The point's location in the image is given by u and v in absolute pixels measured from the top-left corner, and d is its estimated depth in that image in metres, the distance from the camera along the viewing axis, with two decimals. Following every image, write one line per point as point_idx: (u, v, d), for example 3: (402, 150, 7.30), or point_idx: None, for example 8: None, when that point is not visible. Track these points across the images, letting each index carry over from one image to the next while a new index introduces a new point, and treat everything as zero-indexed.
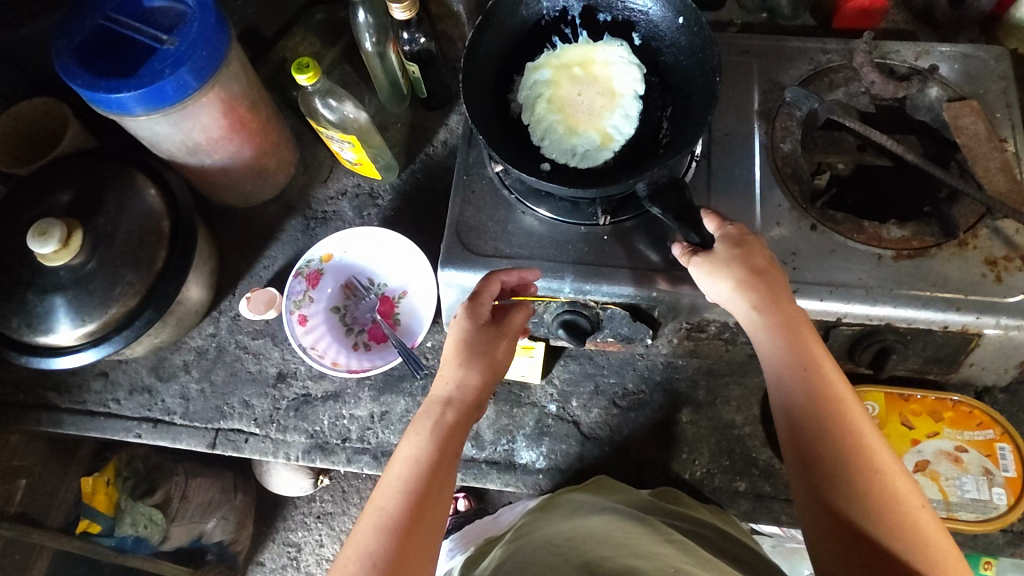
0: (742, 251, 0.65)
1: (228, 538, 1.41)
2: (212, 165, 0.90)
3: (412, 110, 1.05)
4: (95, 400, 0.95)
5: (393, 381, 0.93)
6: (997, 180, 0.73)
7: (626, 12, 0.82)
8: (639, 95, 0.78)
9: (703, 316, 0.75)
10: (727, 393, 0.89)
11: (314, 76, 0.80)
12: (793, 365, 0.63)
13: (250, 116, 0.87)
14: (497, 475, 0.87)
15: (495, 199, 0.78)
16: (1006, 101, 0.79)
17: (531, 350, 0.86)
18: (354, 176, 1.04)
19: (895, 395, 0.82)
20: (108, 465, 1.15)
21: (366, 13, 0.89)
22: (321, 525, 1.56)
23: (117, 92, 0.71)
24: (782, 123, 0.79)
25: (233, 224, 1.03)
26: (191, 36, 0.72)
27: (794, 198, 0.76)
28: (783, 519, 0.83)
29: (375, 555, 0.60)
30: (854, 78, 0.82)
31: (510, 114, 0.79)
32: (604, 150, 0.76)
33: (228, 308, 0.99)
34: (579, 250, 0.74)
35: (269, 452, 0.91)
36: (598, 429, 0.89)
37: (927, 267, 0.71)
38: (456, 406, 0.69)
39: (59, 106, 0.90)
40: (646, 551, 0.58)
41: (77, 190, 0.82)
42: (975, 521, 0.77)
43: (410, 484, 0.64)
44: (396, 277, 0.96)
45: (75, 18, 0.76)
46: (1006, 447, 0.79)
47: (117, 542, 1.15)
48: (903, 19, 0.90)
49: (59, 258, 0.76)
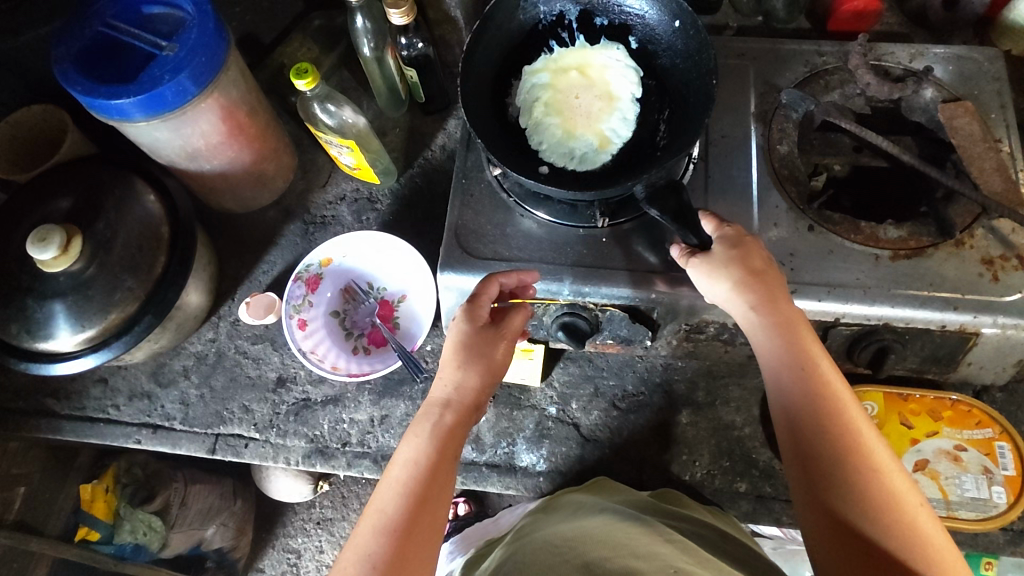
0: (740, 252, 0.65)
1: (228, 545, 1.40)
2: (211, 170, 0.90)
3: (410, 114, 1.05)
4: (95, 407, 0.95)
5: (393, 386, 0.93)
6: (993, 180, 0.74)
7: (622, 16, 0.82)
8: (635, 99, 0.79)
9: (702, 316, 0.75)
10: (727, 394, 0.89)
11: (312, 82, 0.81)
12: (791, 365, 0.63)
13: (250, 122, 0.88)
14: (497, 478, 0.87)
15: (493, 202, 0.79)
16: (1000, 101, 0.80)
17: (530, 353, 0.86)
18: (353, 181, 1.04)
19: (894, 395, 0.82)
20: (108, 472, 1.15)
21: (365, 20, 0.89)
22: (321, 531, 1.55)
23: (117, 98, 0.71)
24: (779, 125, 0.80)
25: (232, 229, 1.03)
26: (190, 42, 0.73)
27: (792, 199, 0.76)
28: (783, 520, 0.83)
29: (375, 556, 0.60)
30: (849, 80, 0.83)
31: (509, 117, 0.79)
32: (602, 153, 0.76)
33: (228, 314, 0.99)
34: (579, 252, 0.75)
35: (269, 456, 0.91)
36: (599, 431, 0.89)
37: (924, 267, 0.71)
38: (455, 408, 0.70)
39: (59, 112, 0.90)
40: (646, 551, 0.58)
41: (77, 196, 0.82)
42: (975, 519, 0.77)
43: (410, 486, 0.64)
44: (395, 281, 0.96)
45: (74, 25, 0.76)
46: (1006, 445, 0.79)
47: (117, 550, 1.15)
48: (897, 22, 0.91)
49: (59, 264, 0.77)
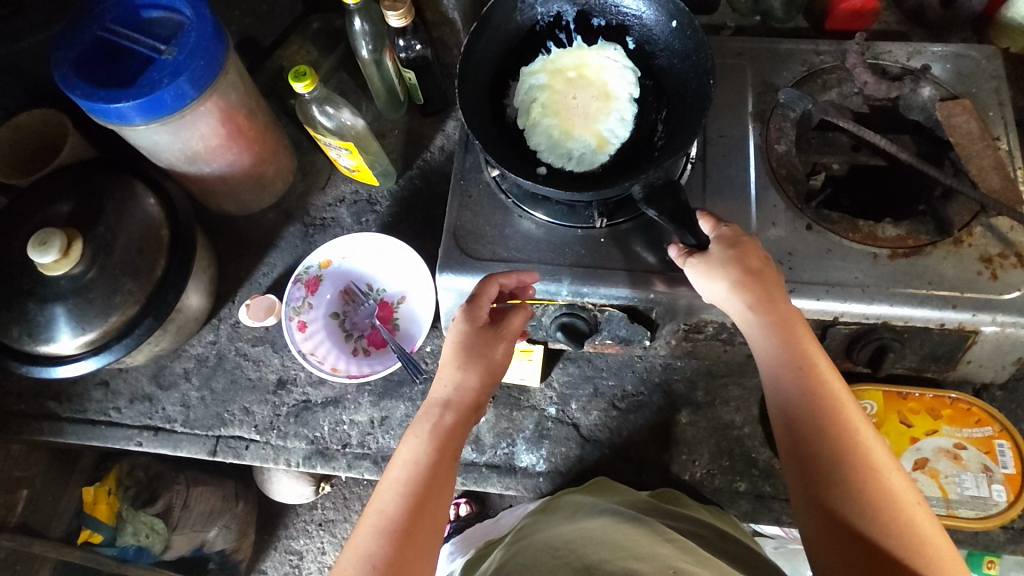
0: (737, 252, 0.65)
1: (230, 547, 1.41)
2: (211, 173, 0.90)
3: (410, 116, 1.06)
4: (96, 409, 0.95)
5: (393, 387, 0.93)
6: (992, 178, 0.74)
7: (620, 17, 0.82)
8: (634, 99, 0.79)
9: (701, 316, 0.75)
10: (727, 393, 0.89)
11: (311, 84, 0.81)
12: (789, 365, 0.63)
13: (248, 125, 0.88)
14: (497, 479, 0.87)
15: (492, 203, 0.79)
16: (998, 99, 0.80)
17: (529, 353, 0.86)
18: (352, 183, 1.04)
19: (894, 393, 0.82)
20: (110, 474, 1.15)
21: (363, 22, 0.88)
22: (323, 532, 1.55)
23: (117, 101, 0.71)
24: (777, 124, 0.80)
25: (231, 232, 1.03)
26: (189, 45, 0.73)
27: (790, 198, 0.76)
28: (783, 519, 0.82)
29: (375, 557, 0.60)
30: (847, 78, 0.83)
31: (507, 118, 0.80)
32: (600, 153, 0.76)
33: (228, 316, 0.99)
34: (577, 253, 0.75)
35: (270, 458, 0.92)
36: (598, 431, 0.89)
37: (922, 266, 0.71)
38: (455, 408, 0.70)
39: (59, 116, 0.92)
40: (646, 552, 0.58)
41: (77, 200, 0.82)
42: (975, 517, 0.77)
43: (410, 486, 0.64)
44: (395, 282, 0.96)
45: (72, 28, 0.76)
46: (1006, 443, 0.79)
47: (119, 551, 1.15)
48: (895, 20, 0.91)
49: (59, 267, 0.76)
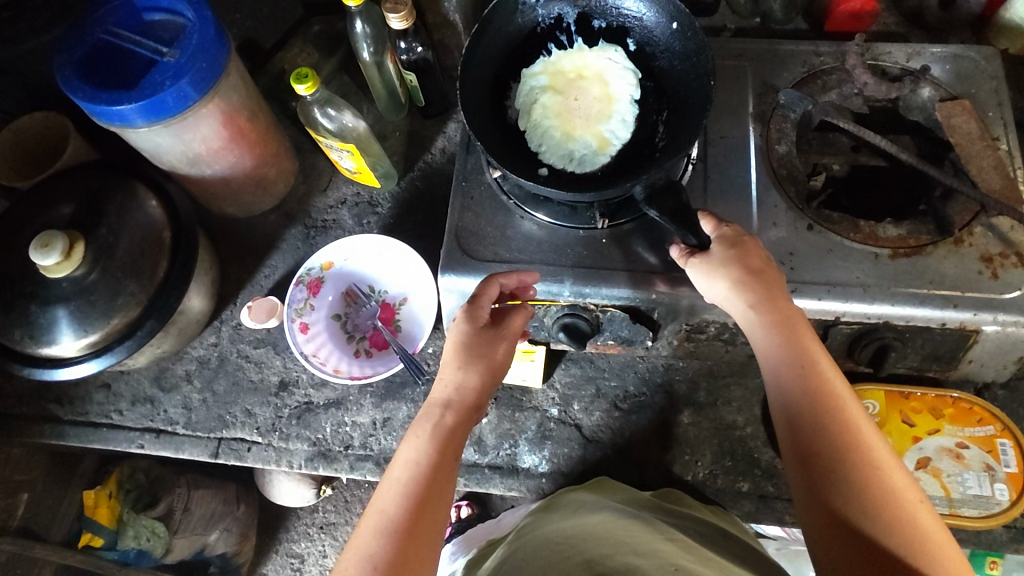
0: (737, 253, 0.65)
1: (232, 550, 1.40)
2: (212, 175, 0.90)
3: (410, 118, 1.06)
4: (97, 412, 0.95)
5: (396, 388, 0.93)
6: (992, 178, 0.74)
7: (620, 19, 0.83)
8: (634, 100, 0.79)
9: (703, 316, 0.75)
10: (728, 394, 0.89)
11: (313, 86, 0.81)
12: (791, 363, 0.63)
13: (250, 127, 0.88)
14: (499, 480, 0.87)
15: (494, 204, 0.79)
16: (997, 99, 0.80)
17: (531, 354, 0.86)
18: (353, 185, 1.05)
19: (895, 393, 0.82)
20: (111, 478, 1.15)
21: (364, 24, 0.89)
22: (324, 535, 1.55)
23: (118, 104, 0.72)
24: (777, 125, 0.80)
25: (232, 234, 1.03)
26: (191, 48, 0.73)
27: (790, 198, 0.76)
28: (786, 519, 0.83)
29: (375, 557, 0.60)
30: (846, 79, 0.83)
31: (509, 119, 0.80)
32: (601, 154, 0.76)
33: (230, 318, 0.99)
34: (578, 254, 0.75)
35: (272, 460, 0.92)
36: (600, 432, 0.89)
37: (923, 265, 0.71)
38: (455, 408, 0.70)
39: (59, 118, 0.92)
40: (647, 548, 0.58)
41: (79, 202, 0.82)
42: (977, 516, 0.77)
43: (411, 486, 0.64)
44: (396, 284, 0.96)
45: (74, 33, 0.77)
46: (1007, 442, 0.79)
47: (120, 556, 1.14)
48: (894, 21, 0.91)
49: (62, 270, 0.76)
